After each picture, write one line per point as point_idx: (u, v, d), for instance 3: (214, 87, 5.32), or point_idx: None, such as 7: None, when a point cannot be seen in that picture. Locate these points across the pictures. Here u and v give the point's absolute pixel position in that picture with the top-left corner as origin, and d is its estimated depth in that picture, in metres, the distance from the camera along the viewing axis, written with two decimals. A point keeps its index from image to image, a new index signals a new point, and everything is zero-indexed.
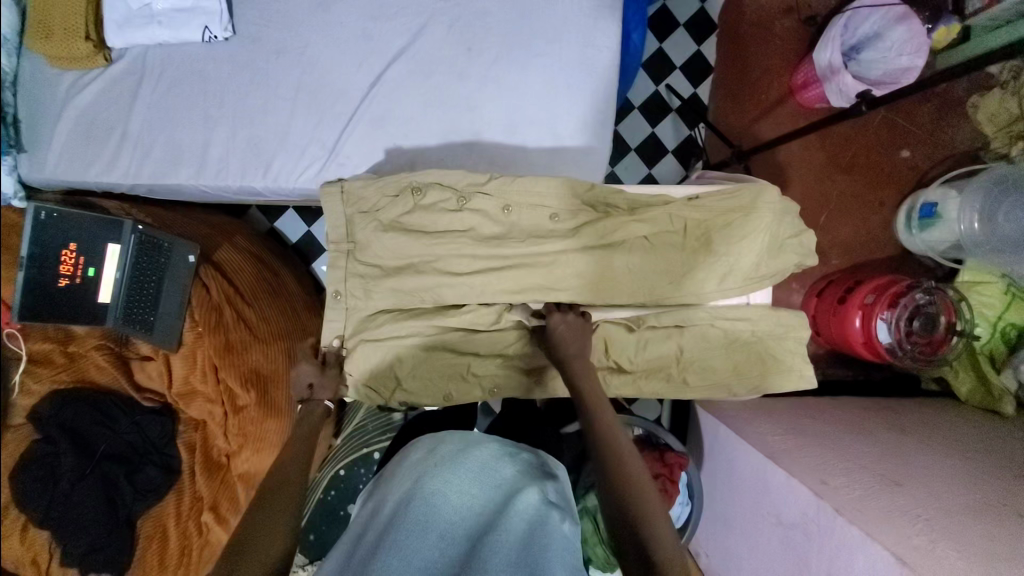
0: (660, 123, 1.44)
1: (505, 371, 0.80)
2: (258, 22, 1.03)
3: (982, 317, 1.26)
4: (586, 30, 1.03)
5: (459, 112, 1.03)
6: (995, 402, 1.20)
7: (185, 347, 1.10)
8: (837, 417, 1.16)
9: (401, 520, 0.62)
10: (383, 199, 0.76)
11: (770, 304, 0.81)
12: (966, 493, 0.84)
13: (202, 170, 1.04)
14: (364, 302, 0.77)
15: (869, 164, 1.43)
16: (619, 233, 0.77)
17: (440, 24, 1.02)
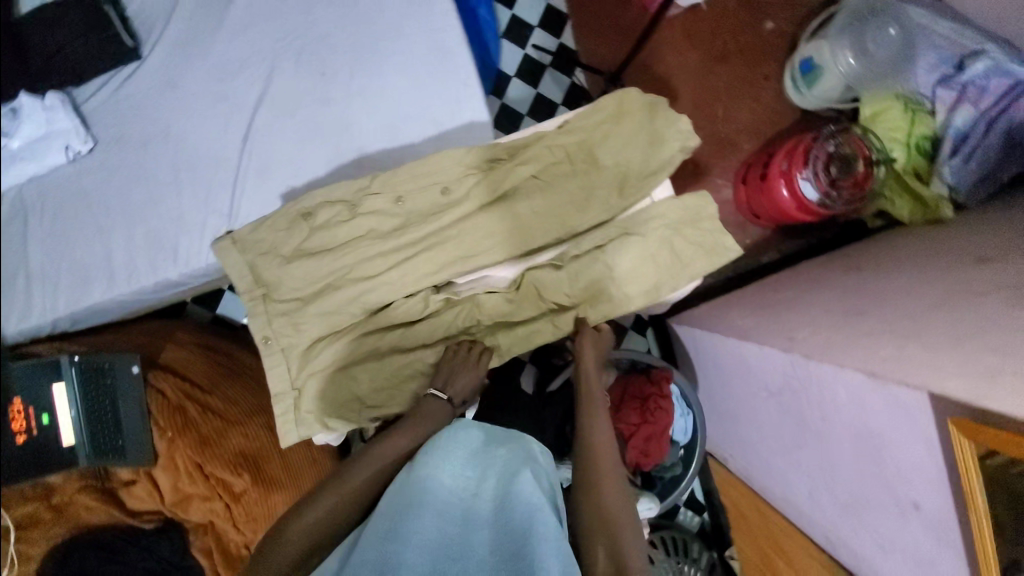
0: (541, 83, 1.48)
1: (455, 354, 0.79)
2: (117, 123, 1.04)
3: (896, 142, 1.29)
4: (425, 17, 1.06)
5: (337, 134, 1.04)
6: (935, 212, 1.25)
7: (162, 457, 1.08)
8: (799, 281, 1.18)
9: (397, 511, 0.64)
10: (278, 234, 0.76)
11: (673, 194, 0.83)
12: (924, 293, 0.85)
13: (113, 280, 1.03)
14: (297, 336, 0.77)
15: (742, 47, 1.47)
16: (508, 181, 0.79)
17: (289, 61, 1.04)
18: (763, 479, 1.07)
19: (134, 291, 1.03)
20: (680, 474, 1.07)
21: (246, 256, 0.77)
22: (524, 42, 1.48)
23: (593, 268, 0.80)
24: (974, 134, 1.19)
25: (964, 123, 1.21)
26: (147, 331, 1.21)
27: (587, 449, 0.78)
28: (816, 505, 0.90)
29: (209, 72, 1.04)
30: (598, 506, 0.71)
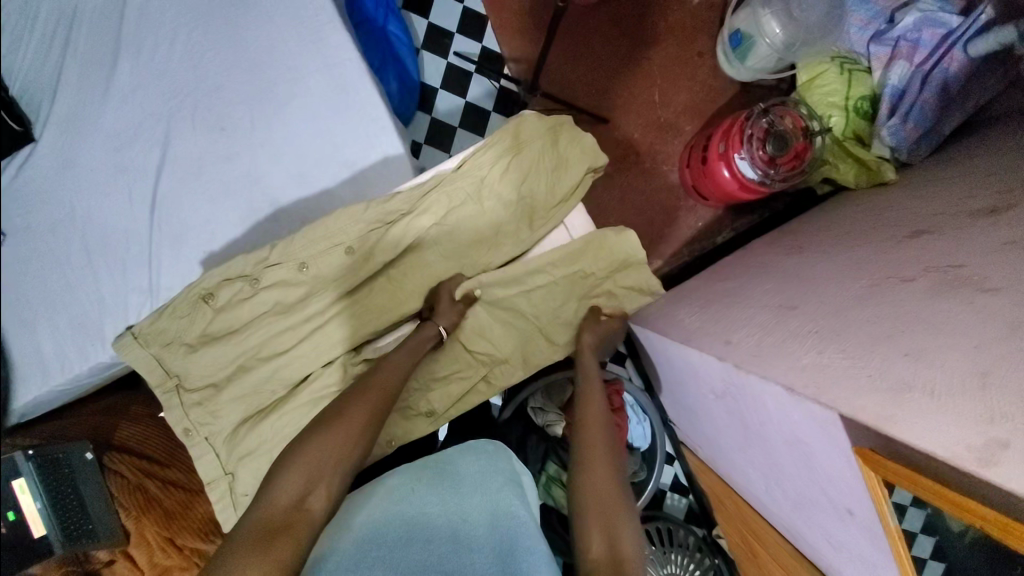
0: (469, 91, 1.42)
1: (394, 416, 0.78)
2: (20, 211, 1.00)
3: (833, 106, 1.26)
4: (321, 54, 1.01)
5: (246, 190, 1.00)
6: (877, 174, 1.21)
7: (133, 535, 1.07)
8: (748, 266, 1.16)
9: (387, 527, 0.66)
10: (179, 321, 0.73)
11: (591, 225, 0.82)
12: (857, 278, 0.83)
13: (47, 372, 1.00)
14: (218, 422, 0.75)
15: (672, 24, 1.41)
16: (409, 234, 0.77)
17: (186, 121, 1.00)
18: (728, 473, 1.07)
19: (71, 378, 1.01)
20: (643, 480, 1.06)
21: (149, 349, 0.74)
22: (445, 50, 1.41)
23: (513, 318, 0.81)
24: (909, 91, 1.17)
25: (899, 81, 1.18)
26: (100, 409, 1.19)
27: (580, 424, 0.72)
28: (773, 502, 0.90)
29: (106, 144, 1.00)
30: (588, 476, 0.65)
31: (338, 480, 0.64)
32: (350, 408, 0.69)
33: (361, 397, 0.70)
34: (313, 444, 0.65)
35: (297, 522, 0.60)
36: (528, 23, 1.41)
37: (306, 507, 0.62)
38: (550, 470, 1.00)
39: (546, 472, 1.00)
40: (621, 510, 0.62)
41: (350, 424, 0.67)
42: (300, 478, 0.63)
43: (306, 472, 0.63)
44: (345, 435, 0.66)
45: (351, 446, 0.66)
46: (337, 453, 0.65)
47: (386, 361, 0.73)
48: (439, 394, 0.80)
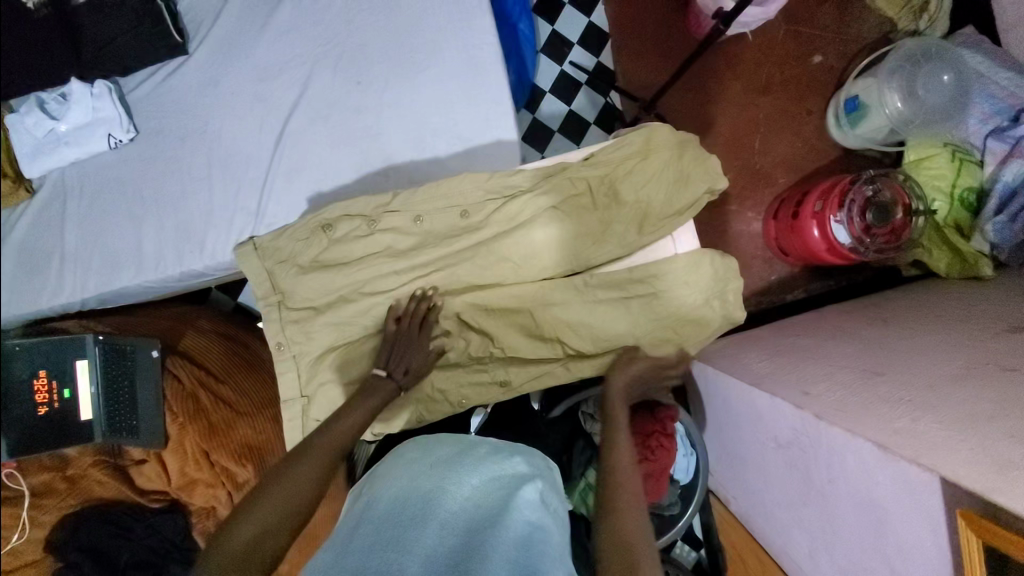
0: (576, 100, 1.46)
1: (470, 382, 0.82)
2: (157, 116, 1.07)
3: (938, 191, 1.26)
4: (463, 33, 1.06)
5: (365, 142, 1.05)
6: (974, 268, 1.20)
7: (173, 442, 1.10)
8: (823, 327, 1.15)
9: (405, 507, 0.62)
10: (296, 244, 0.78)
11: (697, 247, 0.83)
12: (953, 359, 0.81)
13: (139, 268, 1.06)
14: (308, 344, 0.77)
15: (788, 79, 1.43)
16: (524, 212, 0.79)
17: (326, 67, 1.05)
18: (763, 527, 1.05)
19: (160, 278, 1.06)
20: (676, 514, 1.04)
21: (265, 263, 0.78)
22: (562, 58, 1.45)
23: (610, 314, 0.80)
24: (1022, 192, 1.16)
25: (1013, 178, 1.17)
26: (170, 315, 1.24)
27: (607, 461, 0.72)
28: (814, 566, 0.87)
29: (250, 72, 1.06)
30: (618, 515, 0.65)
31: (284, 534, 0.63)
32: (307, 455, 0.68)
33: (311, 448, 0.69)
34: (261, 498, 0.64)
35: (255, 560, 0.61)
36: (649, 48, 1.44)
37: (263, 549, 0.61)
38: (589, 478, 0.99)
39: (585, 479, 0.99)
40: (651, 551, 0.62)
41: (316, 467, 0.68)
42: (260, 521, 0.62)
43: (263, 518, 0.62)
44: (300, 481, 0.66)
45: (298, 498, 0.65)
46: (290, 504, 0.64)
47: (344, 412, 0.72)
48: (514, 375, 0.81)
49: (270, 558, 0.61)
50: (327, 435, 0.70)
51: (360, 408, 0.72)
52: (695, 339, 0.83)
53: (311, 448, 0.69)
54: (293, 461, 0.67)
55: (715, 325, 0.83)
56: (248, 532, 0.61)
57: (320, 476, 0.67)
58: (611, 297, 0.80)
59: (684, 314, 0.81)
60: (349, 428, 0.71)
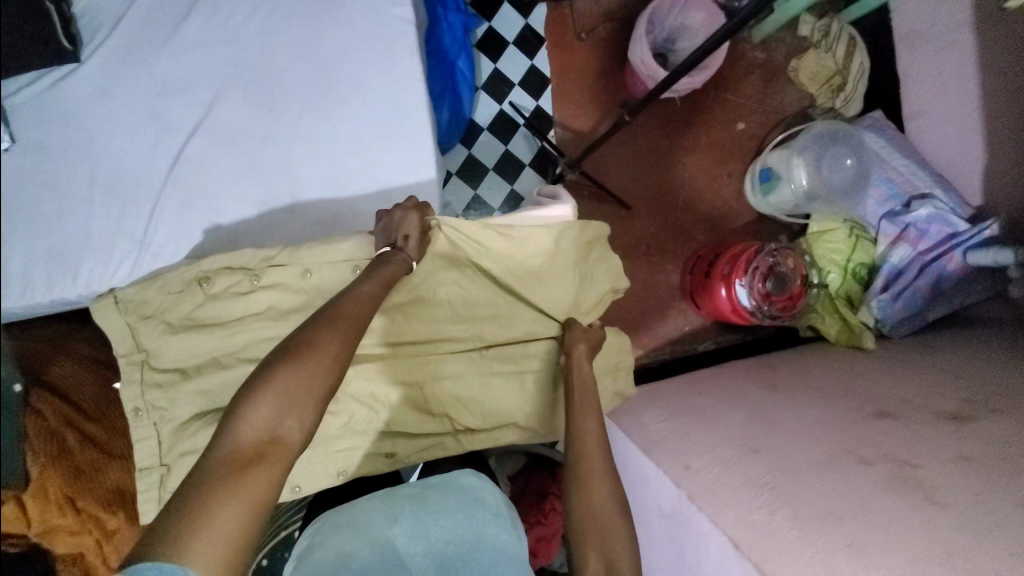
0: (513, 140, 1.45)
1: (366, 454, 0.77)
2: (38, 125, 0.97)
3: (834, 263, 1.35)
4: (389, 74, 1.03)
5: (273, 176, 0.99)
6: (858, 338, 1.26)
7: (33, 483, 0.95)
8: (721, 387, 1.20)
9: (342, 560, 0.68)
10: (166, 297, 0.72)
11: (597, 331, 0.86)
12: (819, 444, 0.86)
13: (3, 291, 0.95)
14: (171, 411, 0.72)
15: (712, 140, 1.50)
16: (424, 280, 0.78)
17: (235, 91, 0.99)
18: None
19: (26, 306, 0.95)
20: None
21: (126, 317, 0.72)
22: (501, 98, 1.45)
23: (503, 390, 0.79)
24: (905, 274, 1.27)
25: (899, 261, 1.29)
26: (43, 340, 1.14)
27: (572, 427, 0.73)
28: None
29: (152, 89, 0.98)
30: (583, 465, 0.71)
31: (309, 411, 0.63)
32: (321, 326, 0.66)
33: (323, 324, 0.66)
34: (276, 374, 0.62)
35: (276, 446, 0.60)
36: (586, 97, 1.47)
37: (284, 434, 0.61)
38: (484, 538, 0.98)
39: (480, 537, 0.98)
40: (611, 522, 0.67)
41: (319, 352, 0.64)
42: (273, 407, 0.61)
43: (276, 398, 0.61)
44: (313, 365, 0.63)
45: (316, 371, 0.63)
46: (310, 383, 0.63)
47: (350, 287, 0.70)
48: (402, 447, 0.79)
49: (296, 441, 0.61)
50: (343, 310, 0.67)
51: (367, 283, 0.70)
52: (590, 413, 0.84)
53: (324, 321, 0.66)
54: (304, 335, 0.65)
55: (607, 401, 0.86)
56: (260, 421, 0.60)
57: (339, 353, 0.65)
58: (503, 369, 0.80)
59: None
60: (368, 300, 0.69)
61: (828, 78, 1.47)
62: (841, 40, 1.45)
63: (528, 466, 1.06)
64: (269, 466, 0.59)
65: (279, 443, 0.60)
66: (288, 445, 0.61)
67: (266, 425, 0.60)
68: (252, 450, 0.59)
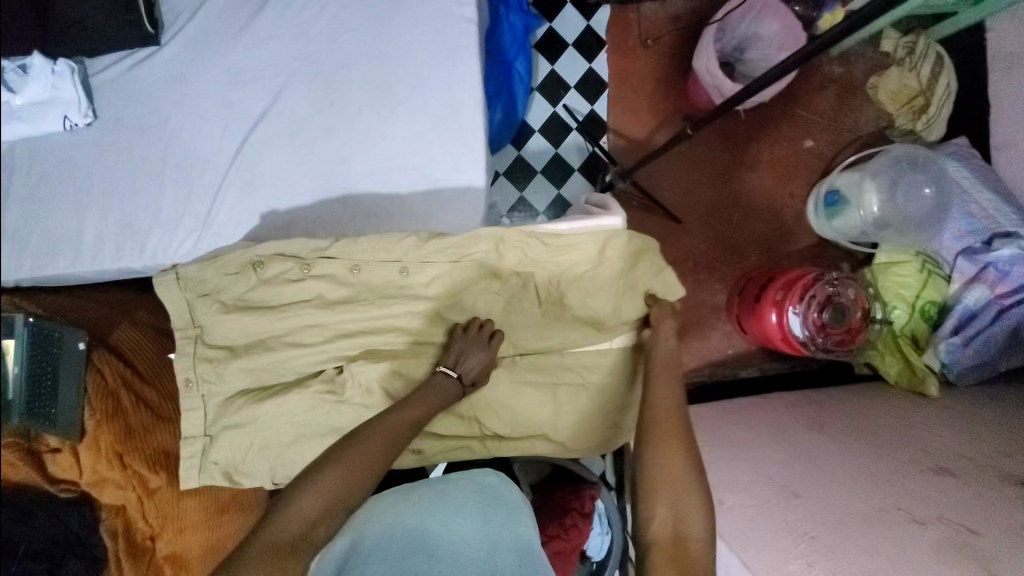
0: (564, 144, 1.43)
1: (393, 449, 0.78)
2: (119, 104, 1.03)
3: (901, 298, 1.25)
4: (448, 73, 1.03)
5: (329, 165, 1.02)
6: (920, 384, 1.19)
7: (88, 436, 1.03)
8: (763, 421, 1.14)
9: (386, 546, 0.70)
10: (224, 277, 0.74)
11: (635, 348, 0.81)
12: (866, 495, 0.81)
13: (78, 256, 1.02)
14: (219, 385, 0.74)
15: (776, 157, 1.43)
16: (467, 284, 0.77)
17: (301, 82, 1.02)
18: None
19: (94, 270, 1.02)
20: None
21: (187, 296, 0.74)
22: (556, 100, 1.43)
23: (535, 398, 0.79)
24: (981, 318, 1.17)
25: (975, 302, 1.18)
26: (106, 303, 1.20)
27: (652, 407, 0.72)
28: None
29: (224, 77, 1.02)
30: (661, 465, 0.68)
31: (339, 516, 0.66)
32: (364, 436, 0.70)
33: (366, 436, 0.70)
34: (320, 477, 0.66)
35: (304, 546, 0.63)
36: (646, 104, 1.43)
37: (313, 534, 0.64)
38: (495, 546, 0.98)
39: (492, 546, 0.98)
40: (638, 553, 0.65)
41: (368, 455, 0.68)
42: (314, 505, 0.65)
43: (322, 499, 0.65)
44: (351, 470, 0.67)
45: (354, 481, 0.67)
46: (351, 486, 0.66)
47: (408, 402, 0.73)
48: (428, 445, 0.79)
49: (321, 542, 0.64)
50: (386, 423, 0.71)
51: (421, 406, 0.72)
52: (619, 434, 0.81)
53: (367, 433, 0.70)
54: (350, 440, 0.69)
55: None
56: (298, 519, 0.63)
57: (377, 464, 0.69)
58: (538, 381, 0.79)
59: (611, 410, 0.79)
60: (410, 416, 0.72)
61: (909, 98, 1.37)
62: (929, 58, 1.34)
63: (551, 477, 1.04)
64: (296, 563, 0.61)
65: (309, 542, 0.63)
66: (315, 544, 0.64)
67: (303, 522, 0.64)
68: (284, 543, 0.62)
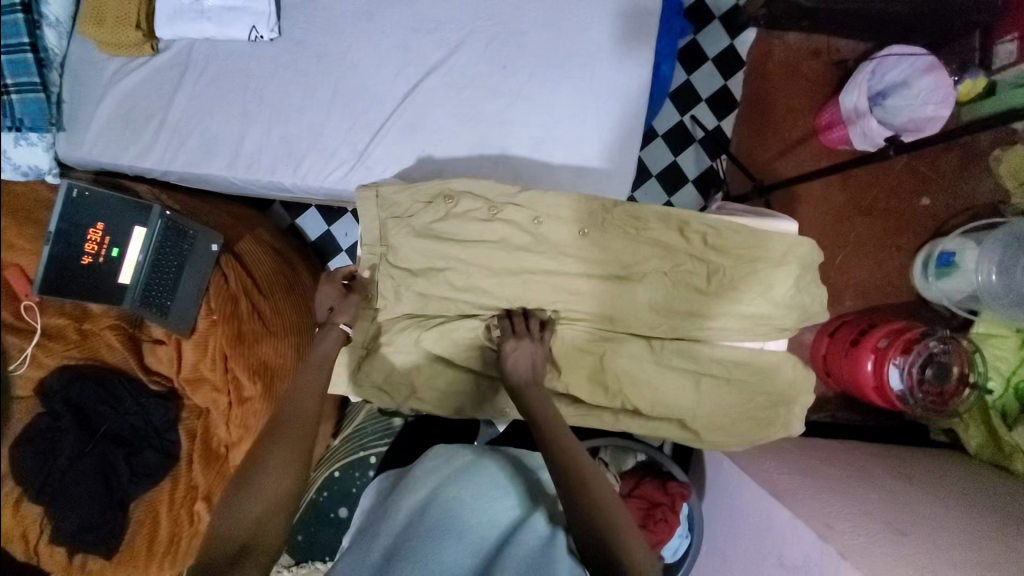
0: (684, 154, 1.45)
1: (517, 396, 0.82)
2: (303, 27, 1.07)
3: (996, 371, 1.26)
4: (619, 57, 1.05)
5: (490, 125, 1.04)
6: (1005, 458, 1.18)
7: (197, 334, 1.13)
8: (844, 459, 1.14)
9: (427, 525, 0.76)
10: (415, 205, 0.79)
11: (785, 352, 0.82)
12: (976, 549, 0.80)
13: (234, 161, 1.06)
14: (394, 304, 0.81)
15: (888, 209, 1.45)
16: (639, 263, 0.79)
17: (479, 41, 1.05)
18: None
19: (248, 179, 1.06)
20: None
21: (380, 211, 0.81)
22: (685, 110, 1.46)
23: (678, 384, 0.80)
24: None
25: None
26: (233, 213, 1.26)
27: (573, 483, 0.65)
28: None
29: (408, 21, 1.06)
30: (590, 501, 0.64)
31: (285, 514, 0.69)
32: (278, 442, 0.71)
33: (288, 441, 0.72)
34: (259, 477, 0.69)
35: (257, 547, 0.67)
36: (773, 130, 1.44)
37: (262, 541, 0.67)
38: None
39: None
40: None
41: (293, 453, 0.71)
42: (252, 516, 0.68)
43: (258, 506, 0.68)
44: (279, 476, 0.70)
45: (287, 484, 0.70)
46: (278, 489, 0.69)
47: (302, 392, 0.76)
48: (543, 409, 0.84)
49: (273, 548, 0.68)
50: (294, 420, 0.73)
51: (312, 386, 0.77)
52: (749, 434, 0.82)
53: (288, 427, 0.73)
54: (262, 446, 0.72)
55: (772, 430, 0.82)
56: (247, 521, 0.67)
57: (298, 460, 0.72)
58: (683, 367, 0.80)
59: (747, 409, 0.80)
60: (310, 404, 0.75)
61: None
62: None
63: (638, 467, 1.05)
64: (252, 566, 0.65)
65: (261, 540, 0.67)
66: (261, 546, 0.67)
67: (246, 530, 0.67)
68: (229, 556, 0.65)
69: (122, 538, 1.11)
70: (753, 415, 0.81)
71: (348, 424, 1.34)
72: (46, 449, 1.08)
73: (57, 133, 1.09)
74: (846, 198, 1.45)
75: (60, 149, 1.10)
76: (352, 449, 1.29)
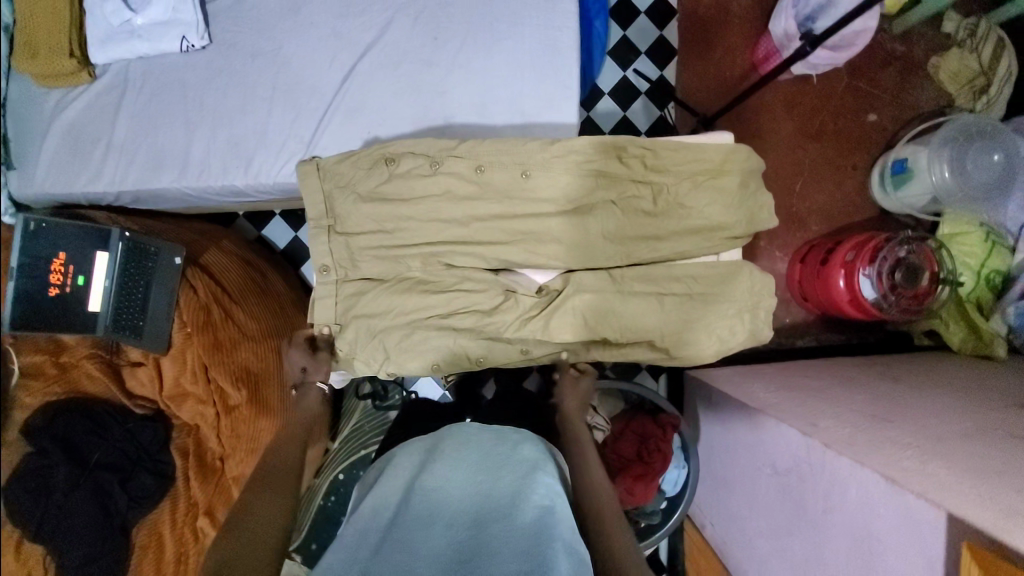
0: (632, 108, 1.49)
1: (489, 344, 0.84)
2: (233, 29, 1.09)
3: (965, 266, 1.28)
4: (545, 12, 1.06)
5: (430, 96, 1.05)
6: (986, 346, 1.21)
7: (174, 348, 1.13)
8: (831, 372, 1.15)
9: (403, 523, 0.67)
10: (358, 172, 0.82)
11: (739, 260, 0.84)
12: (959, 422, 0.81)
13: (184, 171, 1.07)
14: (353, 270, 0.84)
15: (841, 129, 1.45)
16: (589, 197, 0.80)
17: (406, 17, 1.07)
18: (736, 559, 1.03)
19: (199, 185, 1.07)
20: (656, 524, 1.02)
21: (323, 184, 0.84)
22: (626, 65, 1.49)
23: (643, 306, 0.81)
24: None
25: None
26: (193, 230, 1.27)
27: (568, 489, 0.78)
28: None
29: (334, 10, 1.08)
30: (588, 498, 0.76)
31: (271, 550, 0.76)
32: (268, 487, 0.86)
33: (273, 491, 0.85)
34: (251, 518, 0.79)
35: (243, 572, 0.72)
36: (712, 71, 1.42)
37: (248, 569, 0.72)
38: None
39: None
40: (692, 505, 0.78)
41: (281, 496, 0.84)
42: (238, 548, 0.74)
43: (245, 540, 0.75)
44: (268, 514, 0.81)
45: (275, 524, 0.80)
46: (267, 523, 0.79)
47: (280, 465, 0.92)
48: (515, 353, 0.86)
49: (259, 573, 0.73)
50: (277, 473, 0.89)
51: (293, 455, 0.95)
52: (721, 346, 0.83)
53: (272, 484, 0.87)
54: (255, 492, 0.85)
55: (740, 339, 0.84)
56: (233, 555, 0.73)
57: (282, 504, 0.84)
58: (644, 290, 0.82)
59: (712, 322, 0.82)
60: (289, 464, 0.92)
61: (969, 79, 1.39)
62: (989, 40, 1.36)
63: (633, 408, 1.07)
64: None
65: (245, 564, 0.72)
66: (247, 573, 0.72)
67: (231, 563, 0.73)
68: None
69: (128, 563, 1.07)
70: (717, 331, 0.83)
71: (343, 427, 1.34)
72: (39, 486, 1.04)
73: (8, 172, 1.10)
74: (798, 125, 1.45)
75: (13, 188, 1.10)
76: (353, 448, 1.27)
